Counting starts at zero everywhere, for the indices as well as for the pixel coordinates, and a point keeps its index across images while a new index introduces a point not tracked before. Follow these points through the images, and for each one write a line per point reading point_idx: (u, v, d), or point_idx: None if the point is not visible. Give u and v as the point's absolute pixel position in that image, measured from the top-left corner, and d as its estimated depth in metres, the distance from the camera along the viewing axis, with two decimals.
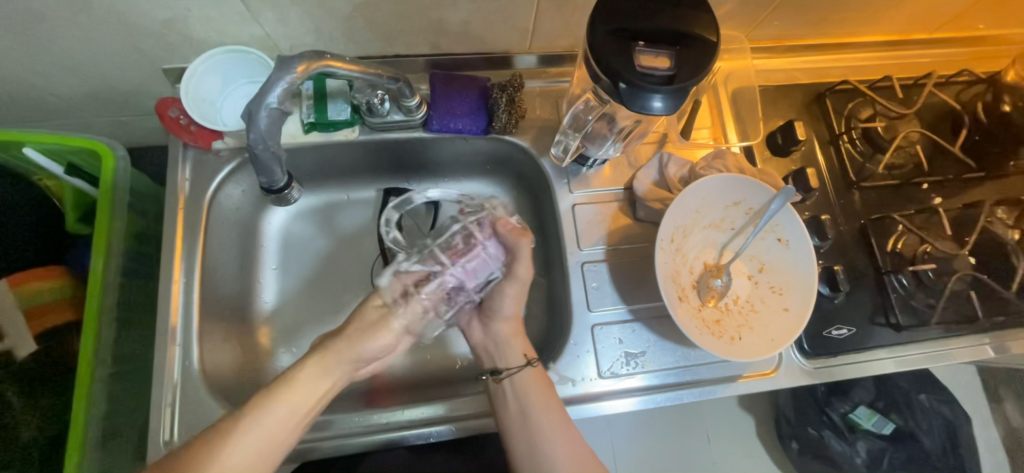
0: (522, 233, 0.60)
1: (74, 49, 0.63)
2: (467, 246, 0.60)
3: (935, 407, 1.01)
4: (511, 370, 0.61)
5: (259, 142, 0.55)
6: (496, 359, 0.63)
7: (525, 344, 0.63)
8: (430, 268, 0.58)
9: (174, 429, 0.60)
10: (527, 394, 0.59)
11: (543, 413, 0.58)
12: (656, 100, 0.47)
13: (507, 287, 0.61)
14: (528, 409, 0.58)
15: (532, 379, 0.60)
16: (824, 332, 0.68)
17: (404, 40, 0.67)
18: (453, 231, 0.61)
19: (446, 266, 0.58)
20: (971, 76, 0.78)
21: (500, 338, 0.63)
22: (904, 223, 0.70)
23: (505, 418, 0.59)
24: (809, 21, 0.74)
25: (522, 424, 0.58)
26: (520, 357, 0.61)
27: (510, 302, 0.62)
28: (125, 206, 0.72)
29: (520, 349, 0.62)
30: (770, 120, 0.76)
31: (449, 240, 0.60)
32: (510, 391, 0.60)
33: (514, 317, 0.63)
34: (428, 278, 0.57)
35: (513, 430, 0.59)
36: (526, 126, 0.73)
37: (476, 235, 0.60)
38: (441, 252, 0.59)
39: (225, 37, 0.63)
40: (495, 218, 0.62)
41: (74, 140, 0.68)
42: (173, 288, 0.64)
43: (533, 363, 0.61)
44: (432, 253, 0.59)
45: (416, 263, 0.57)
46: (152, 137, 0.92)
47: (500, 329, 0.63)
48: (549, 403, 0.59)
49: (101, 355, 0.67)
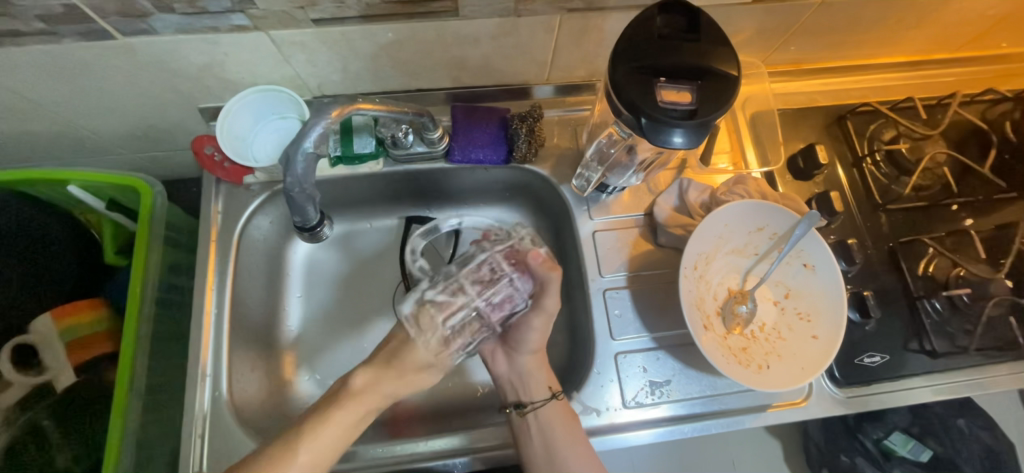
0: (553, 266, 0.58)
1: (119, 92, 0.67)
2: (495, 274, 0.57)
3: (975, 433, 0.96)
4: (539, 403, 0.61)
5: (296, 185, 0.57)
6: (520, 393, 0.63)
7: (549, 376, 0.64)
8: (455, 297, 0.55)
9: (202, 460, 0.61)
10: (551, 428, 0.60)
11: (571, 449, 0.59)
12: (677, 135, 0.48)
13: (534, 320, 0.60)
14: (554, 444, 0.59)
15: (557, 413, 0.61)
16: (856, 359, 0.67)
17: (427, 75, 0.69)
18: (478, 260, 0.58)
19: (473, 297, 0.56)
20: (998, 95, 0.77)
21: (524, 371, 0.63)
22: (935, 247, 0.68)
23: (528, 452, 0.60)
24: (826, 45, 0.74)
25: (548, 459, 0.58)
26: (544, 389, 0.62)
27: (535, 335, 0.61)
28: (161, 239, 0.74)
29: (543, 382, 0.63)
30: (789, 143, 0.76)
31: (472, 267, 0.57)
32: (535, 425, 0.60)
33: (539, 349, 0.64)
34: (452, 308, 0.55)
35: (538, 466, 0.59)
36: (545, 154, 0.75)
37: (504, 266, 0.58)
38: (469, 280, 0.56)
39: (258, 78, 0.66)
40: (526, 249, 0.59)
41: (116, 177, 0.72)
42: (206, 319, 0.66)
43: (557, 396, 0.62)
44: (455, 281, 0.56)
45: (440, 288, 0.55)
46: (186, 170, 0.96)
47: (525, 361, 0.63)
48: (574, 438, 0.59)
49: (135, 386, 0.69)
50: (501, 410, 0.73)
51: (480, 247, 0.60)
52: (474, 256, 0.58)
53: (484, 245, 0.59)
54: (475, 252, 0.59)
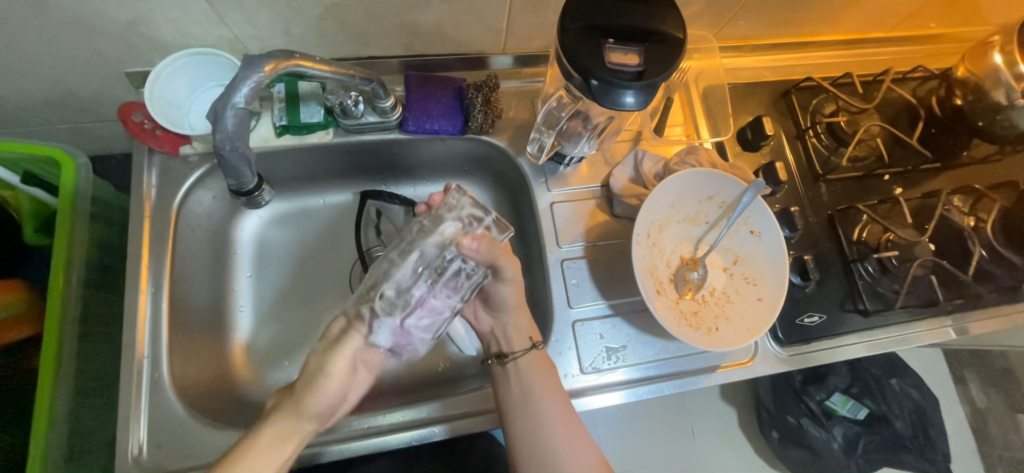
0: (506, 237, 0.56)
1: (29, 52, 0.61)
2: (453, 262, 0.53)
3: (904, 390, 1.05)
4: (520, 352, 0.61)
5: (227, 142, 0.54)
6: (502, 345, 0.63)
7: (531, 326, 0.63)
8: (439, 313, 0.52)
9: (144, 444, 0.58)
10: (530, 375, 0.60)
11: (548, 395, 0.59)
12: (628, 96, 0.48)
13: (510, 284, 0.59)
14: (533, 390, 0.59)
15: (537, 362, 0.61)
16: (797, 319, 0.70)
17: (377, 41, 0.66)
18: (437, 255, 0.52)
19: (453, 305, 0.54)
20: (925, 73, 0.82)
21: (508, 324, 0.62)
22: (868, 213, 0.73)
23: (506, 400, 0.60)
24: (773, 20, 0.77)
25: (524, 404, 0.59)
26: (525, 340, 0.62)
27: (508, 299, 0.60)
28: (87, 216, 0.69)
29: (525, 332, 0.62)
30: (739, 116, 0.78)
31: (430, 267, 0.52)
32: (514, 376, 0.60)
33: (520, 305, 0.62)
34: (439, 323, 0.53)
35: (513, 411, 0.59)
36: (502, 126, 0.74)
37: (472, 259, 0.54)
38: (431, 283, 0.52)
39: (191, 39, 0.62)
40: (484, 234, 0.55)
41: (34, 147, 0.66)
42: (140, 298, 0.62)
43: (538, 345, 0.61)
44: (421, 285, 0.51)
45: (394, 294, 0.50)
46: (117, 143, 0.90)
47: (509, 318, 0.62)
48: (550, 384, 0.60)
49: (63, 372, 0.64)
50: (461, 383, 0.73)
51: (435, 244, 0.52)
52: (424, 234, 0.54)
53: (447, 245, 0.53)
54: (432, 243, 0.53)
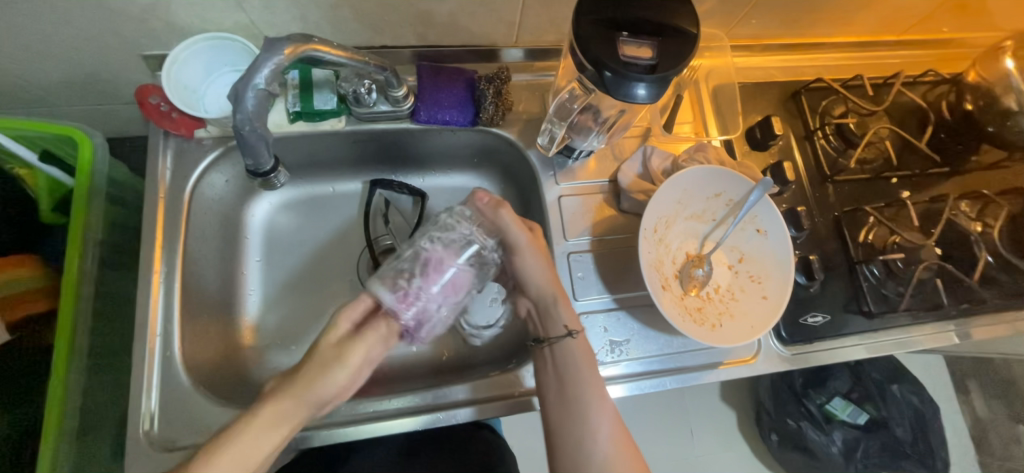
0: (500, 206, 0.61)
1: (52, 33, 0.62)
2: (475, 240, 0.60)
3: (905, 396, 1.05)
4: (556, 339, 0.61)
5: (246, 123, 0.55)
6: (541, 327, 0.63)
7: (570, 314, 0.61)
8: (440, 274, 0.56)
9: (154, 420, 0.59)
10: (570, 362, 0.60)
11: (590, 387, 0.59)
12: (641, 88, 0.49)
13: (529, 256, 0.62)
14: (569, 377, 0.59)
15: (577, 350, 0.60)
16: (801, 319, 0.71)
17: (392, 31, 0.67)
18: (460, 234, 0.59)
19: (450, 268, 0.57)
20: (936, 77, 0.82)
21: (543, 308, 0.63)
22: (875, 215, 0.73)
23: (545, 385, 0.61)
24: (785, 20, 0.77)
25: (561, 388, 0.59)
26: (561, 328, 0.61)
27: (535, 270, 0.62)
28: (102, 196, 0.70)
29: (562, 320, 0.61)
30: (749, 115, 0.79)
31: (452, 245, 0.58)
32: (553, 359, 0.61)
33: (549, 282, 0.62)
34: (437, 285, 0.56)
35: (552, 400, 0.59)
36: (513, 118, 0.74)
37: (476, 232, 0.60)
38: (454, 259, 0.58)
39: (209, 24, 0.63)
40: (498, 208, 0.61)
41: (53, 126, 0.67)
42: (154, 278, 0.63)
43: (573, 334, 0.60)
44: (444, 261, 0.57)
45: (418, 267, 0.56)
46: (132, 126, 0.91)
47: (543, 297, 0.62)
48: (591, 377, 0.59)
49: (78, 348, 0.65)
50: (466, 372, 0.74)
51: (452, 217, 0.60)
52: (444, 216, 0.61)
53: (460, 214, 0.61)
54: (456, 223, 0.60)
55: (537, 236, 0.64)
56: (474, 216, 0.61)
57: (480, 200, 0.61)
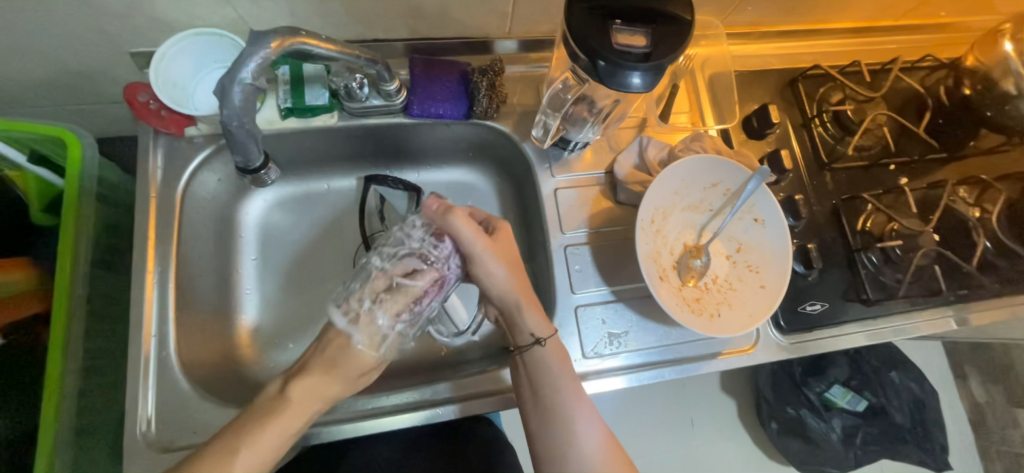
0: (450, 209, 0.57)
1: (36, 32, 0.61)
2: (428, 253, 0.57)
3: (903, 383, 1.05)
4: (524, 347, 0.60)
5: (234, 119, 0.54)
6: (514, 335, 0.61)
7: (541, 322, 0.60)
8: (391, 289, 0.55)
9: (151, 421, 0.59)
10: (543, 368, 0.59)
11: (568, 390, 0.59)
12: (635, 77, 0.48)
13: (488, 264, 0.58)
14: (546, 383, 0.59)
15: (550, 355, 0.59)
16: (800, 307, 0.71)
17: (383, 24, 0.66)
18: (411, 248, 0.57)
19: (401, 283, 0.55)
20: (934, 62, 0.81)
21: (518, 315, 0.60)
22: (873, 202, 0.73)
23: (522, 390, 0.61)
24: (781, 7, 0.76)
25: (538, 395, 0.59)
26: (528, 336, 0.60)
27: (502, 277, 0.59)
28: (93, 197, 0.70)
29: (529, 327, 0.60)
30: (746, 104, 0.78)
31: (402, 259, 0.56)
32: (526, 365, 0.60)
33: (515, 289, 0.60)
34: (389, 304, 0.54)
35: (531, 405, 0.59)
36: (507, 111, 0.73)
37: (430, 242, 0.57)
38: (405, 277, 0.56)
39: (196, 20, 0.62)
40: (453, 210, 0.56)
41: (40, 127, 0.66)
42: (147, 279, 0.62)
43: (541, 341, 0.59)
44: (393, 281, 0.55)
45: (366, 290, 0.54)
46: (122, 125, 0.90)
47: (512, 304, 0.60)
48: (568, 380, 0.59)
49: (71, 350, 0.65)
50: (465, 366, 0.74)
51: (405, 228, 0.58)
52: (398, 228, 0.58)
53: (413, 223, 0.58)
54: (408, 235, 0.57)
55: (499, 239, 0.60)
56: (427, 223, 0.57)
57: (431, 207, 0.57)
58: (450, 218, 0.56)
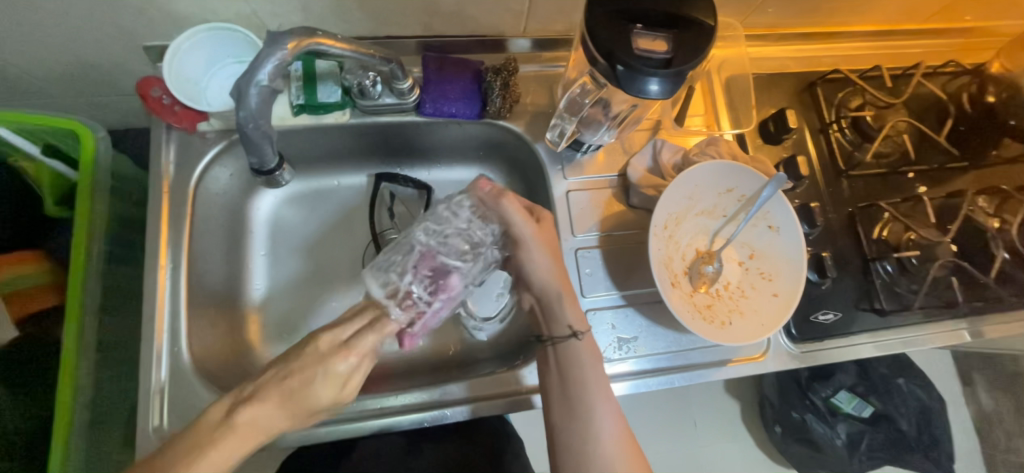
0: (501, 195, 0.58)
1: (51, 25, 0.61)
2: (473, 234, 0.58)
3: (911, 390, 1.04)
4: (560, 339, 0.60)
5: (250, 121, 0.54)
6: (548, 324, 0.61)
7: (578, 315, 0.60)
8: (440, 265, 0.56)
9: (163, 416, 0.59)
10: (575, 363, 0.59)
11: (596, 385, 0.58)
12: (653, 84, 0.47)
13: (532, 250, 0.59)
14: (576, 378, 0.58)
15: (583, 350, 0.60)
16: (812, 316, 0.70)
17: (397, 20, 0.65)
18: (458, 229, 0.58)
19: (449, 262, 0.57)
20: (957, 68, 0.79)
21: (552, 305, 0.61)
22: (890, 211, 0.71)
23: (549, 385, 0.60)
24: (802, 9, 0.74)
25: (567, 389, 0.58)
26: (565, 328, 0.60)
27: (544, 268, 0.60)
28: (107, 190, 0.70)
29: (567, 319, 0.60)
30: (762, 108, 0.76)
31: (448, 239, 0.57)
32: (561, 359, 0.60)
33: (557, 282, 0.60)
34: (434, 279, 0.56)
35: (557, 401, 0.59)
36: (520, 111, 0.73)
37: (478, 226, 0.58)
38: (451, 256, 0.57)
39: (210, 14, 0.61)
40: (501, 195, 0.58)
41: (54, 119, 0.66)
42: (159, 274, 0.63)
43: (578, 335, 0.60)
44: (437, 258, 0.56)
45: (411, 262, 0.56)
46: (134, 117, 0.90)
47: (547, 295, 0.61)
48: (598, 378, 0.59)
49: (86, 343, 0.66)
50: (472, 367, 0.74)
51: (452, 211, 0.58)
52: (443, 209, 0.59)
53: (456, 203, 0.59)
54: (453, 215, 0.58)
55: (545, 226, 0.61)
56: (473, 207, 0.58)
57: (482, 190, 0.58)
58: (500, 203, 0.58)
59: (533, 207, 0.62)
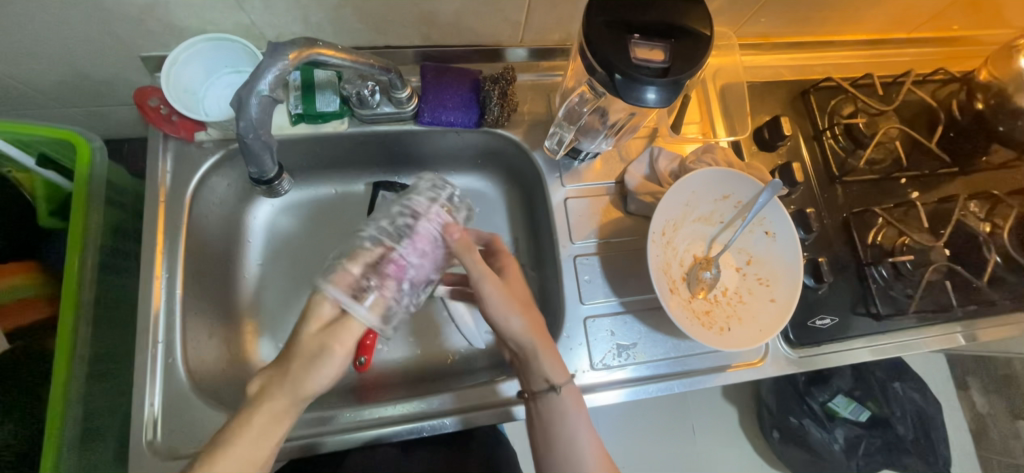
0: (470, 245, 0.55)
1: (48, 35, 0.61)
2: (424, 222, 0.53)
3: (907, 394, 1.05)
4: (539, 393, 0.59)
5: (250, 130, 0.54)
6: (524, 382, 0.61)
7: (557, 368, 0.58)
8: (389, 251, 0.51)
9: (158, 430, 0.58)
10: (560, 414, 0.58)
11: (581, 438, 0.58)
12: (650, 92, 0.48)
13: (504, 309, 0.57)
14: (563, 428, 0.58)
15: (565, 403, 0.58)
16: (809, 322, 0.70)
17: (395, 30, 0.66)
18: (407, 215, 0.53)
19: (396, 246, 0.51)
20: (947, 75, 0.81)
21: (522, 357, 0.59)
22: (884, 216, 0.72)
23: (537, 434, 0.60)
24: (794, 18, 0.76)
25: (555, 440, 0.58)
26: (542, 382, 0.59)
27: (513, 317, 0.57)
28: (102, 200, 0.69)
29: (542, 373, 0.58)
30: (757, 115, 0.78)
31: (398, 225, 0.52)
32: (544, 410, 0.59)
33: (530, 330, 0.58)
34: (384, 267, 0.50)
35: (544, 450, 0.59)
36: (517, 119, 0.73)
37: (427, 213, 0.54)
38: (401, 243, 0.52)
39: (208, 24, 0.61)
40: (456, 205, 0.58)
41: (49, 129, 0.66)
42: (155, 284, 0.62)
43: (557, 389, 0.58)
44: (398, 254, 0.51)
45: (365, 260, 0.50)
46: (131, 127, 0.90)
47: (514, 344, 0.59)
48: (581, 429, 0.58)
49: (78, 354, 0.65)
50: (471, 375, 0.74)
51: (404, 204, 0.55)
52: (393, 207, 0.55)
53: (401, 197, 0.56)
54: (407, 212, 0.54)
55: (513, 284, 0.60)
56: (432, 200, 0.55)
57: (450, 235, 0.54)
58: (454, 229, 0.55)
59: (495, 240, 0.64)
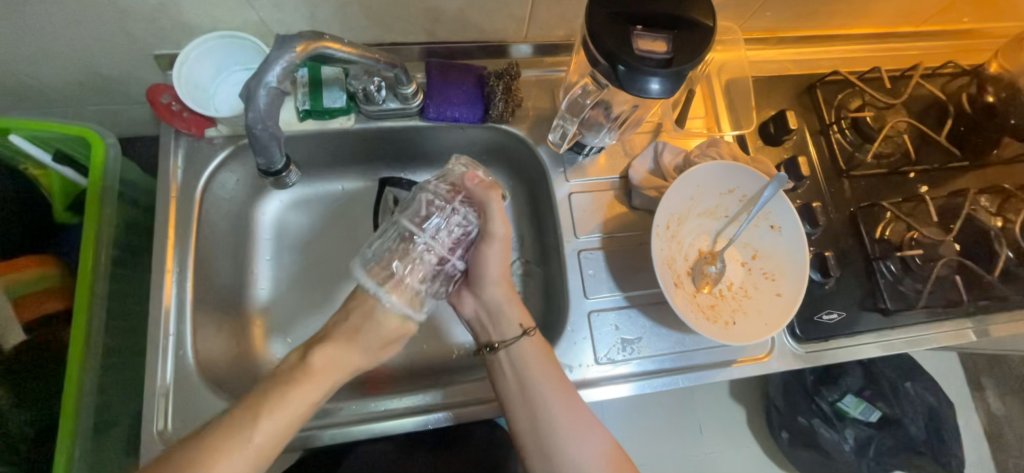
0: (490, 187, 0.59)
1: (65, 34, 0.63)
2: (446, 213, 0.57)
3: (919, 393, 1.03)
4: (511, 341, 0.60)
5: (258, 122, 0.55)
6: (492, 333, 0.61)
7: (521, 312, 0.61)
8: (407, 242, 0.56)
9: (168, 419, 0.59)
10: (526, 363, 0.59)
11: (552, 392, 0.58)
12: (654, 83, 0.48)
13: (492, 252, 0.59)
14: (529, 379, 0.58)
15: (530, 350, 0.59)
16: (816, 317, 0.70)
17: (401, 27, 0.67)
18: (426, 201, 0.58)
19: (418, 234, 0.56)
20: (956, 69, 0.80)
21: (495, 307, 0.61)
22: (893, 211, 0.72)
23: (505, 391, 0.59)
24: (800, 12, 0.75)
25: (524, 393, 0.58)
26: (516, 327, 0.60)
27: (495, 265, 0.59)
28: (116, 196, 0.71)
29: (516, 319, 0.61)
30: (763, 109, 0.77)
31: (417, 213, 0.57)
32: (509, 364, 0.59)
33: (503, 281, 0.61)
34: (407, 256, 0.55)
35: (515, 405, 0.58)
36: (522, 115, 0.74)
37: (448, 200, 0.58)
38: (421, 231, 0.56)
39: (218, 23, 0.63)
40: (465, 173, 0.59)
41: (65, 127, 0.68)
42: (166, 277, 0.63)
43: (528, 333, 0.60)
44: (424, 248, 0.56)
45: (393, 253, 0.55)
46: (144, 125, 0.92)
47: (493, 295, 0.61)
48: (550, 379, 0.58)
49: (92, 344, 0.66)
50: (476, 369, 0.74)
51: (425, 191, 0.59)
52: (417, 199, 0.58)
53: (422, 186, 0.59)
54: (433, 203, 0.58)
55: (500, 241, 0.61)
56: (452, 185, 0.59)
57: (472, 180, 0.59)
58: (465, 188, 0.59)
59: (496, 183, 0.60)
